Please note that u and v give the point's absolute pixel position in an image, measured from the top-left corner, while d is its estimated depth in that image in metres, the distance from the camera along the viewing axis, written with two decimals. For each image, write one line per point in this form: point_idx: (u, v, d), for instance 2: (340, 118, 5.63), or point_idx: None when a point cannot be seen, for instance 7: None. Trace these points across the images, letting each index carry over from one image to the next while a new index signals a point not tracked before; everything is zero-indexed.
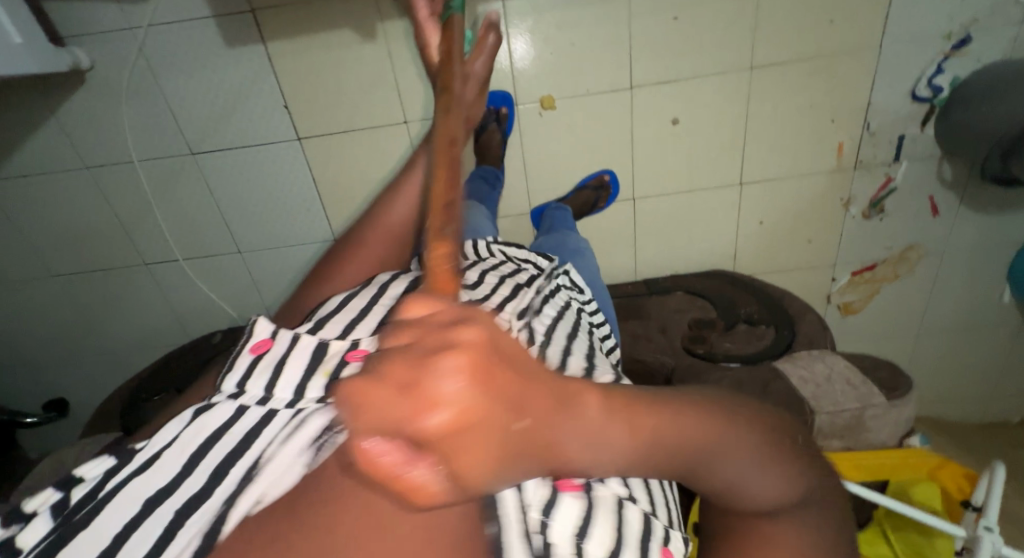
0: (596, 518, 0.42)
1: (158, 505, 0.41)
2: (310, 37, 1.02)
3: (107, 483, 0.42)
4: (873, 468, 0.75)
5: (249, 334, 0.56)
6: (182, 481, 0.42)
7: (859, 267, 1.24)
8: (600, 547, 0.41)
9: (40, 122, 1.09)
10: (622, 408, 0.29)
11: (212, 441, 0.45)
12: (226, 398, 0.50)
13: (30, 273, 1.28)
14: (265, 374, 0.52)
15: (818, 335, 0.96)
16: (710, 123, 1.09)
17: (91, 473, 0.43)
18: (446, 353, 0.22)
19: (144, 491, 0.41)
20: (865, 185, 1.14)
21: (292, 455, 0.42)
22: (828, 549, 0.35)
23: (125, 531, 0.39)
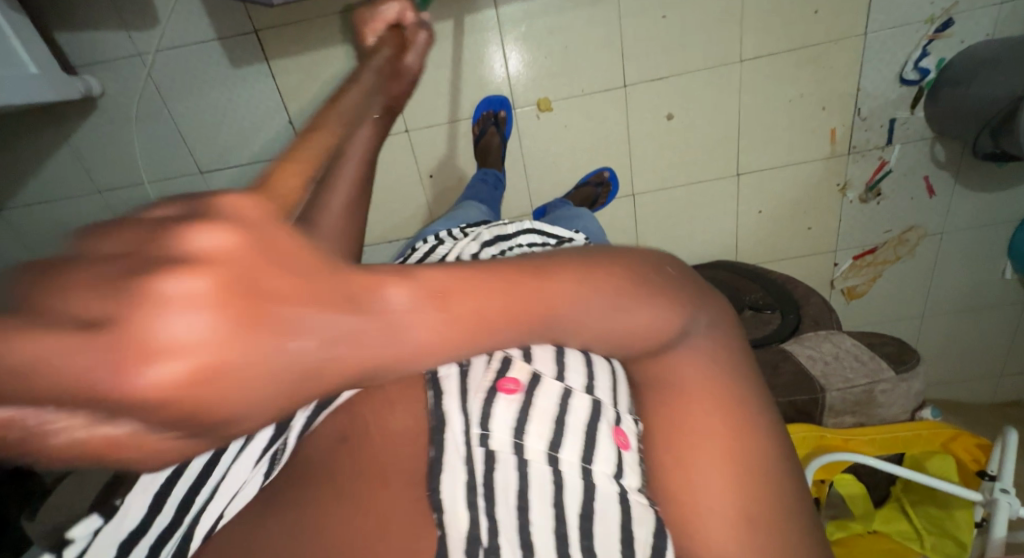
0: (531, 416, 0.41)
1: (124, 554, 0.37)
2: (312, 53, 1.06)
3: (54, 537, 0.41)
4: (887, 442, 0.75)
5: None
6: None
7: (860, 251, 1.26)
8: (540, 440, 0.40)
9: (53, 149, 1.13)
10: (430, 299, 0.28)
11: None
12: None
13: None
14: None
15: (824, 316, 0.97)
16: (703, 116, 1.12)
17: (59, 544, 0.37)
18: (171, 280, 0.21)
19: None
20: (861, 169, 1.16)
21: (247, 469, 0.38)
22: (723, 364, 0.38)
23: None
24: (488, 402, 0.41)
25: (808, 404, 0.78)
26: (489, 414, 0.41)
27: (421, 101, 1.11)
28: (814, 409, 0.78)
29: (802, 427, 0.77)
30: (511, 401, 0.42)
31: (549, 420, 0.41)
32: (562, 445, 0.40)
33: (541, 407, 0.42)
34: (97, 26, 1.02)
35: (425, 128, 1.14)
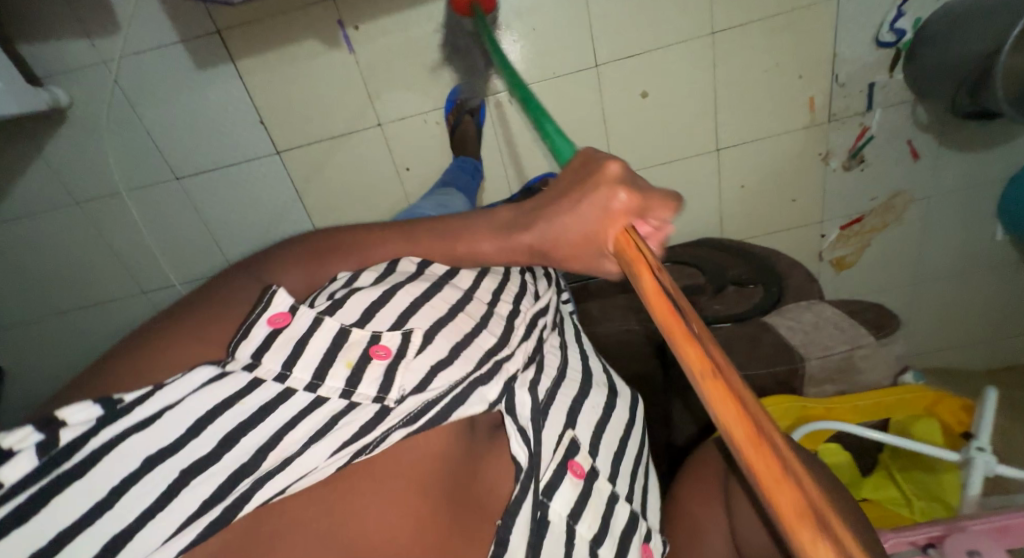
0: (586, 506, 0.58)
1: (161, 464, 0.39)
2: (278, 52, 1.05)
3: (101, 435, 0.38)
4: (869, 409, 0.75)
5: (265, 301, 0.48)
6: (189, 443, 0.40)
7: (847, 221, 1.24)
8: (588, 529, 0.58)
9: (27, 163, 1.12)
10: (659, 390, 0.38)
11: (222, 410, 0.42)
12: (242, 369, 0.45)
13: (33, 312, 1.31)
14: (283, 352, 0.46)
15: (805, 286, 0.96)
16: (678, 93, 1.10)
17: (76, 419, 0.37)
18: None
19: (146, 450, 0.39)
20: (842, 137, 1.14)
21: (324, 457, 0.44)
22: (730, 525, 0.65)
23: (125, 485, 0.38)
24: (560, 476, 0.58)
25: (788, 375, 0.77)
26: (558, 488, 0.57)
27: (392, 94, 1.10)
28: (794, 379, 0.77)
29: (784, 398, 0.76)
30: (574, 484, 0.58)
31: (598, 510, 0.59)
32: (601, 541, 0.58)
33: (594, 496, 0.60)
34: (59, 36, 1.01)
35: (397, 120, 1.13)
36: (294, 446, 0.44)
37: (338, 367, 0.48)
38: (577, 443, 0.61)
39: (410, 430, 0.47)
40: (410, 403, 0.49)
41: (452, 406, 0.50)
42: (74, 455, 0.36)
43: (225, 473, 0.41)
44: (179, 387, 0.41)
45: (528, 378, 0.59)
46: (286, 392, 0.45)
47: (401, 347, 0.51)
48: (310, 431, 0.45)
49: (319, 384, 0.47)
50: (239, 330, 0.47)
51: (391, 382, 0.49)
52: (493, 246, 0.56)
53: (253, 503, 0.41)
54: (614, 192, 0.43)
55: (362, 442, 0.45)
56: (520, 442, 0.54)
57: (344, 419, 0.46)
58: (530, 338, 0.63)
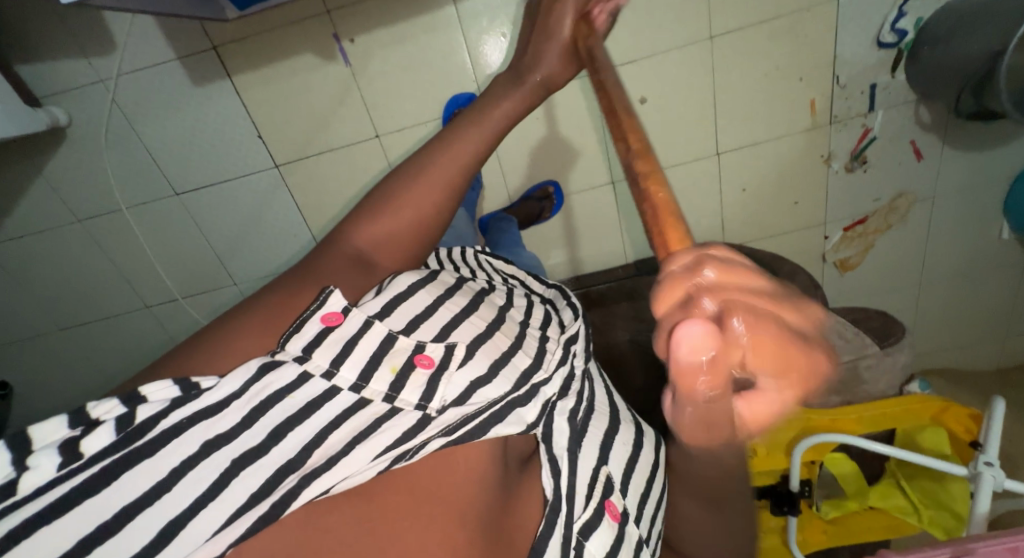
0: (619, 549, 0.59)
1: (215, 450, 0.40)
2: (274, 66, 1.04)
3: (171, 417, 0.40)
4: (876, 419, 0.74)
5: (320, 299, 0.49)
6: (242, 434, 0.41)
7: (849, 222, 1.22)
8: None
9: (29, 183, 1.13)
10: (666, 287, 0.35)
11: (274, 402, 0.43)
12: (293, 361, 0.45)
13: (38, 328, 1.32)
14: (334, 350, 0.46)
15: (808, 293, 0.95)
16: (677, 99, 1.09)
17: (156, 395, 0.40)
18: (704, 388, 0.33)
19: (207, 433, 0.40)
20: (844, 139, 1.13)
21: (364, 460, 0.43)
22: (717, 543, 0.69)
23: (182, 468, 0.39)
24: (598, 516, 0.58)
25: None
26: (595, 528, 0.58)
27: (390, 106, 1.10)
28: None
29: None
30: (610, 527, 0.59)
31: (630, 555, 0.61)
32: None
33: (624, 542, 0.60)
34: (56, 56, 1.01)
35: (396, 132, 1.13)
36: (338, 445, 0.43)
37: (382, 371, 0.47)
38: (612, 482, 0.61)
39: (449, 440, 0.46)
40: (451, 414, 0.48)
41: (490, 423, 0.49)
42: (143, 435, 0.39)
43: (271, 469, 0.41)
44: (235, 376, 0.43)
45: (566, 407, 0.60)
46: (332, 391, 0.45)
47: (444, 358, 0.51)
48: (353, 433, 0.44)
49: (363, 385, 0.46)
50: (292, 325, 0.48)
51: (433, 390, 0.48)
52: (516, 105, 0.61)
53: (301, 499, 0.40)
54: (560, 3, 0.59)
55: (402, 448, 0.44)
56: (552, 475, 0.56)
57: (386, 424, 0.45)
58: (565, 360, 0.62)
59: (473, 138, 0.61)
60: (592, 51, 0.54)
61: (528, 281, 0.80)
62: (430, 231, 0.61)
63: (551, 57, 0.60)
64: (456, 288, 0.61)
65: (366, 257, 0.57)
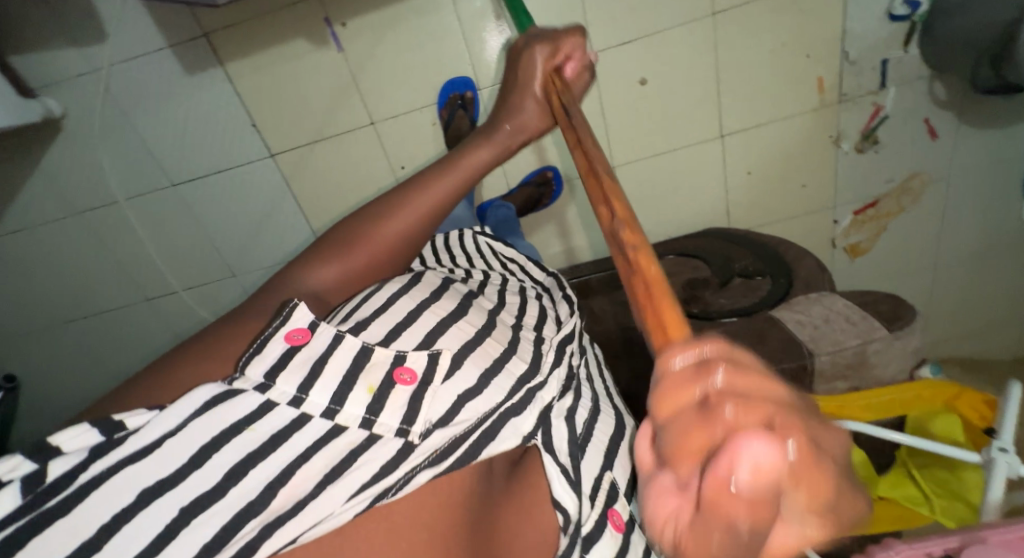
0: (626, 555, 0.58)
1: (157, 498, 0.37)
2: (266, 53, 1.03)
3: (90, 469, 0.37)
4: (886, 405, 0.71)
5: (283, 316, 0.49)
6: (190, 476, 0.39)
7: (860, 205, 1.18)
8: None
9: (26, 175, 1.13)
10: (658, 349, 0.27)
11: (230, 436, 0.41)
12: (253, 390, 0.44)
13: (42, 321, 1.33)
14: (300, 374, 0.46)
15: (815, 278, 0.92)
16: (678, 80, 1.06)
17: (71, 445, 0.38)
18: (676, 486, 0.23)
19: (143, 481, 0.38)
20: (854, 118, 1.09)
21: (338, 501, 0.40)
22: None
23: (115, 523, 0.36)
24: (600, 528, 0.56)
25: (797, 372, 0.73)
26: (597, 540, 0.56)
27: (383, 91, 1.08)
28: (804, 376, 0.73)
29: None
30: (614, 537, 0.57)
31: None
32: None
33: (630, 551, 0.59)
34: (48, 46, 1.01)
35: (391, 118, 1.11)
36: (307, 485, 0.41)
37: (358, 392, 0.47)
38: (616, 488, 0.60)
39: (438, 470, 0.44)
40: (437, 437, 0.47)
41: (481, 442, 0.48)
42: (61, 491, 0.36)
43: (228, 514, 0.38)
44: (179, 410, 0.41)
45: (565, 407, 0.58)
46: (300, 418, 0.44)
47: (428, 371, 0.50)
48: (324, 470, 0.42)
49: (337, 410, 0.45)
50: (253, 345, 0.47)
51: (415, 412, 0.47)
52: (490, 153, 0.61)
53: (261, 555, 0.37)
54: (537, 54, 0.61)
55: (382, 485, 0.42)
56: (562, 489, 0.53)
57: (362, 457, 0.44)
58: (562, 363, 0.60)
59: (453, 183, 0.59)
60: (567, 105, 0.55)
61: (528, 268, 0.79)
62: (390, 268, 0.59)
63: (526, 105, 0.61)
64: (443, 293, 0.61)
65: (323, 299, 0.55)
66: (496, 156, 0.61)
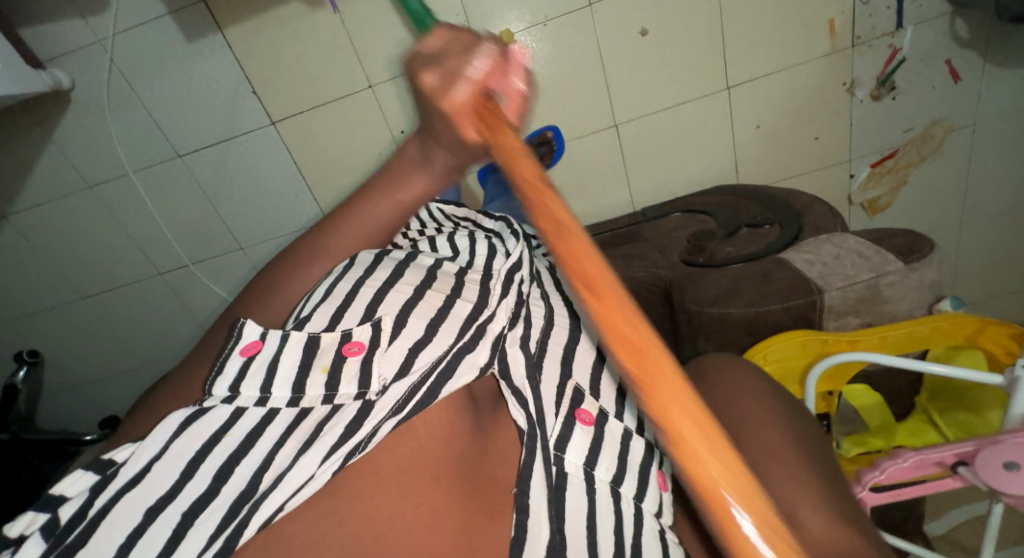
0: (602, 449, 0.53)
1: (161, 511, 0.40)
2: (263, 16, 1.03)
3: (98, 501, 0.40)
4: (903, 343, 0.66)
5: (236, 335, 0.51)
6: (184, 487, 0.41)
7: (877, 158, 1.13)
8: (606, 472, 0.52)
9: (40, 149, 1.16)
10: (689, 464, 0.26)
11: (210, 447, 0.44)
12: (222, 403, 0.47)
13: (63, 298, 1.37)
14: (259, 376, 0.48)
15: (826, 220, 0.87)
16: (680, 30, 1.03)
17: (71, 490, 0.42)
18: None
19: (147, 500, 0.41)
20: (868, 62, 1.03)
21: (314, 464, 0.43)
22: None
23: (133, 538, 0.39)
24: (569, 427, 0.53)
25: (804, 308, 0.69)
26: (570, 440, 0.52)
27: (381, 53, 1.07)
28: (812, 313, 0.68)
29: (801, 333, 0.68)
30: (585, 433, 0.53)
31: (615, 452, 0.54)
32: (621, 481, 0.52)
33: (606, 440, 0.54)
34: (56, 17, 1.03)
35: (388, 81, 1.10)
36: (285, 462, 0.43)
37: (314, 375, 0.49)
38: (582, 391, 0.56)
39: (399, 417, 0.46)
40: (394, 391, 0.48)
41: (440, 381, 0.49)
42: (76, 527, 0.39)
43: (222, 507, 0.41)
44: (160, 435, 0.43)
45: (517, 336, 0.56)
46: (270, 412, 0.47)
47: (374, 337, 0.51)
48: (299, 443, 0.44)
49: (300, 397, 0.48)
50: (215, 368, 0.49)
51: (369, 374, 0.49)
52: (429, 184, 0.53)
53: (252, 527, 0.39)
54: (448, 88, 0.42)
55: (353, 441, 0.44)
56: (518, 406, 0.50)
57: (333, 419, 0.46)
58: (509, 293, 0.60)
59: (383, 209, 0.54)
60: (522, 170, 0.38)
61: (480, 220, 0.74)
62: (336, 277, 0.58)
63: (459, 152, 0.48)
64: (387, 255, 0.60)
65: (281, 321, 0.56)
66: (433, 188, 0.54)
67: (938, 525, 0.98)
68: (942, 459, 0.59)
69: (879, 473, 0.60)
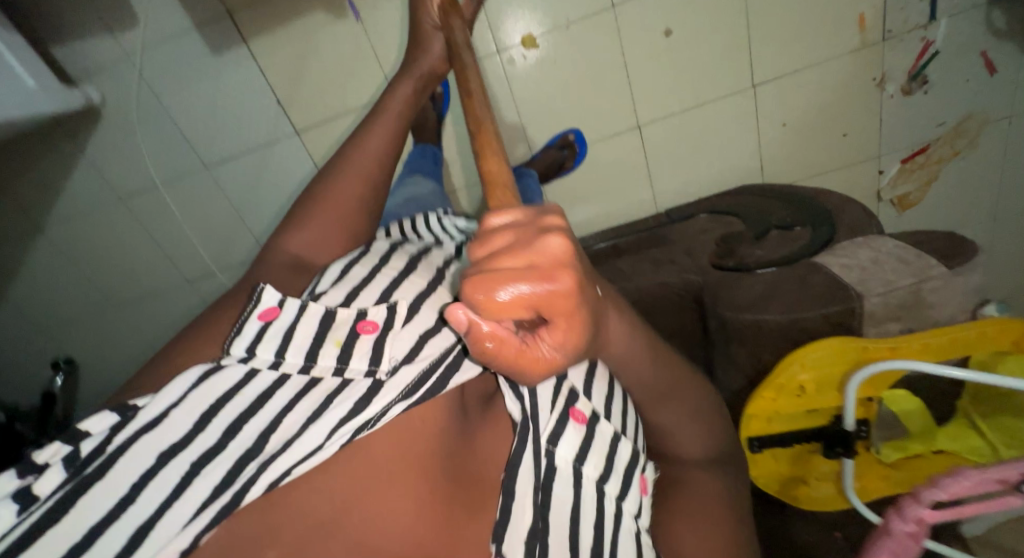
0: (592, 449, 0.54)
1: (175, 457, 0.40)
2: (287, 27, 1.04)
3: (117, 440, 0.40)
4: (945, 347, 0.64)
5: (255, 299, 0.50)
6: (196, 438, 0.41)
7: (908, 153, 1.11)
8: (595, 469, 0.54)
9: (73, 163, 1.19)
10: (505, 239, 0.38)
11: (226, 401, 0.43)
12: (238, 363, 0.46)
13: (95, 306, 1.40)
14: (276, 340, 0.47)
15: (861, 223, 0.86)
16: (704, 28, 1.01)
17: (97, 427, 0.40)
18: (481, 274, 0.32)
19: (157, 445, 0.40)
20: (898, 56, 1.01)
21: (320, 435, 0.42)
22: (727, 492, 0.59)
23: (143, 480, 0.38)
24: (562, 424, 0.53)
25: (842, 315, 0.68)
26: (562, 435, 0.53)
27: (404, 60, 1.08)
28: (851, 320, 0.68)
29: (840, 340, 0.67)
30: (578, 431, 0.54)
31: (603, 453, 0.55)
32: (607, 478, 0.55)
33: (598, 441, 0.55)
34: (86, 35, 1.05)
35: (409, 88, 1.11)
36: (293, 428, 0.42)
37: (327, 347, 0.48)
38: (576, 391, 0.56)
39: (409, 402, 0.45)
40: (404, 374, 0.47)
41: (447, 375, 0.47)
42: (96, 461, 0.39)
43: (233, 459, 0.40)
44: (175, 388, 0.42)
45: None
46: (281, 378, 0.46)
47: (387, 318, 0.50)
48: (309, 411, 0.44)
49: (311, 365, 0.47)
50: (234, 328, 0.49)
51: (380, 353, 0.47)
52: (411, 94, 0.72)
53: (261, 486, 0.39)
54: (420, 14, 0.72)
55: (361, 417, 0.43)
56: (513, 398, 0.51)
57: (342, 393, 0.45)
58: None
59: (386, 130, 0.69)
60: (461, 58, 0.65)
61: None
62: (361, 224, 0.65)
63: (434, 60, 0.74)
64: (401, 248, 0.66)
65: (304, 262, 0.60)
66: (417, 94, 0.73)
67: (975, 527, 0.97)
68: (1005, 477, 0.58)
69: (940, 492, 0.59)
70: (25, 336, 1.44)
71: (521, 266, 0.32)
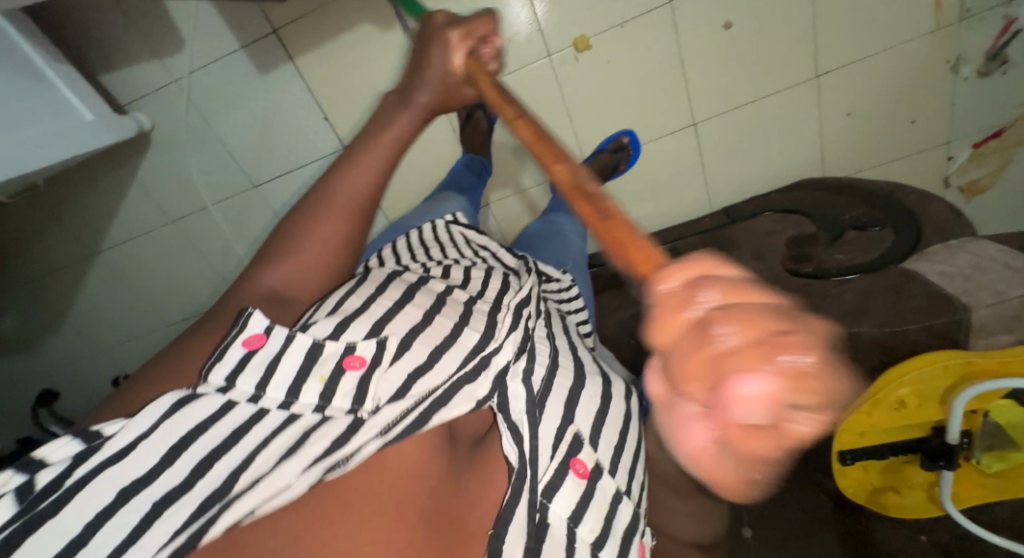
0: (589, 508, 0.52)
1: (135, 496, 0.35)
2: (333, 42, 1.02)
3: (76, 474, 0.35)
4: None
5: (240, 322, 0.45)
6: (163, 473, 0.37)
7: (979, 138, 1.06)
8: (590, 532, 0.52)
9: (125, 189, 1.20)
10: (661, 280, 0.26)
11: (197, 435, 0.39)
12: (216, 393, 0.41)
13: (151, 324, 1.42)
14: (258, 372, 0.43)
15: (949, 221, 0.83)
16: (766, 18, 0.97)
17: (56, 455, 0.36)
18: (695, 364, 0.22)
19: (118, 481, 0.36)
20: (976, 37, 0.96)
21: (291, 474, 0.38)
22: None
23: (99, 519, 0.34)
24: (561, 476, 0.51)
25: (948, 327, 0.66)
26: (558, 489, 0.51)
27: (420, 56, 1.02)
28: (958, 332, 0.65)
29: (942, 353, 0.64)
30: (576, 485, 0.52)
31: (601, 513, 0.53)
32: (603, 544, 0.52)
33: (596, 499, 0.53)
34: (137, 63, 1.05)
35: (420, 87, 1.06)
36: (265, 466, 0.38)
37: (310, 383, 0.44)
38: (581, 439, 0.53)
39: (386, 439, 0.41)
40: (387, 412, 0.43)
41: (432, 409, 0.45)
42: (50, 495, 0.34)
43: (196, 502, 0.36)
44: (143, 419, 0.38)
45: (520, 369, 0.53)
46: (259, 413, 0.42)
47: (377, 354, 0.46)
48: (281, 450, 0.40)
49: (291, 401, 0.43)
50: (213, 354, 0.44)
51: (367, 389, 0.44)
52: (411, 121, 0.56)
53: (223, 525, 0.35)
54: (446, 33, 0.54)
55: (333, 456, 0.39)
56: (512, 443, 0.49)
57: (315, 434, 0.41)
58: (518, 326, 0.56)
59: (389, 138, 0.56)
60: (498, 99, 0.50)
61: (500, 252, 0.76)
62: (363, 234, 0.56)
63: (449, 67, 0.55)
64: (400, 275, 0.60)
65: (280, 294, 0.52)
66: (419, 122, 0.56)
67: None
68: None
69: None
70: (85, 357, 1.47)
71: (759, 341, 0.21)
